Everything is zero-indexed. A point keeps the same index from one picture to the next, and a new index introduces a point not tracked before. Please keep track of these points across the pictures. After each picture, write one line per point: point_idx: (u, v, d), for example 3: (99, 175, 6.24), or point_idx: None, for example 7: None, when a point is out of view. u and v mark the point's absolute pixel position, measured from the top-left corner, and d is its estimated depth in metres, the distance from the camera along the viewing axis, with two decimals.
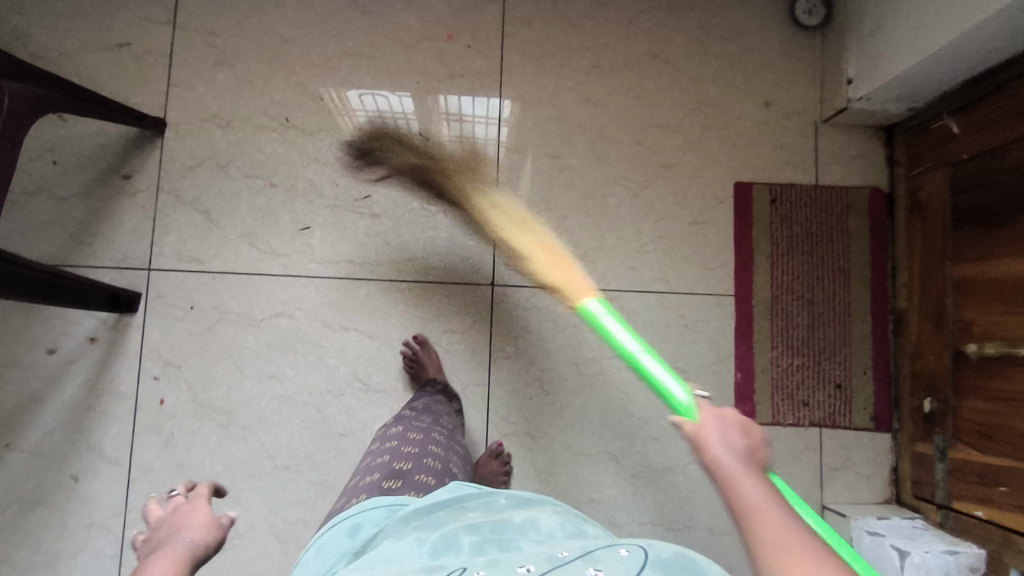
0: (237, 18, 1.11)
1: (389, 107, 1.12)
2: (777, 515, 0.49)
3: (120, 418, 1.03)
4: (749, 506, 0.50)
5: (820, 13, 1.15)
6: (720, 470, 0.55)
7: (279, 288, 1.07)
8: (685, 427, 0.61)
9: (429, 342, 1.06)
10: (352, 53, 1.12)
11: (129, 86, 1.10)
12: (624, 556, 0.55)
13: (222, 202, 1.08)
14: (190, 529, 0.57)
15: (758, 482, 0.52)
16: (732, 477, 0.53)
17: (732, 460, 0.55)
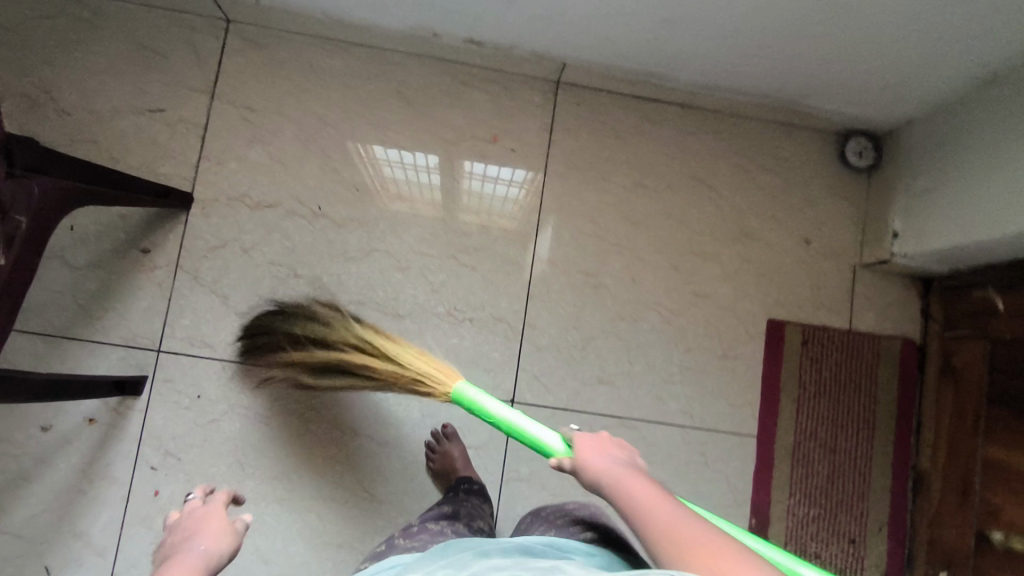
0: (277, 95, 1.07)
1: (410, 160, 1.08)
2: (659, 499, 0.63)
3: (111, 507, 0.98)
4: (636, 499, 0.63)
5: (870, 157, 1.13)
6: (604, 480, 0.68)
7: (292, 385, 1.02)
8: (557, 461, 0.73)
9: (455, 433, 1.02)
10: (393, 144, 1.08)
11: (157, 154, 1.05)
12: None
13: (242, 289, 1.03)
14: (203, 538, 0.67)
15: (642, 481, 0.66)
16: (622, 479, 0.66)
17: (611, 469, 0.68)
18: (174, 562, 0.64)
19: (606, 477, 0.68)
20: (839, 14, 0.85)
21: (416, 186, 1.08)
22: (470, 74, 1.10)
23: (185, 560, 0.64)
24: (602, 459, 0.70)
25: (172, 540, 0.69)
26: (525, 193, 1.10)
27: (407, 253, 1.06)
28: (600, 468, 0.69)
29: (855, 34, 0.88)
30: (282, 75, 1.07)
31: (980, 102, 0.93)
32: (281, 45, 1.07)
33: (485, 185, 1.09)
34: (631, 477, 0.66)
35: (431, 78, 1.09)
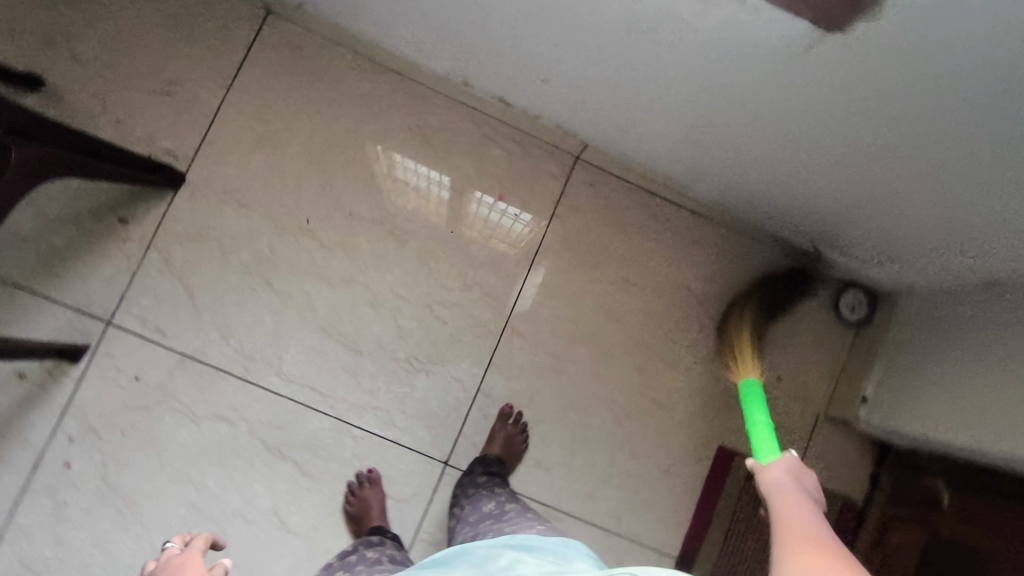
0: (296, 100, 1.05)
1: (426, 172, 1.07)
2: (807, 524, 0.50)
3: (18, 468, 0.96)
4: (786, 522, 0.51)
5: (862, 313, 1.12)
6: (776, 490, 0.56)
7: (232, 391, 1.01)
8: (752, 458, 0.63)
9: (378, 481, 1.00)
10: (399, 178, 1.06)
11: (160, 127, 1.02)
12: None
13: (210, 284, 1.02)
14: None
15: (813, 512, 0.52)
16: (794, 501, 0.54)
17: (791, 485, 0.56)
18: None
19: (777, 485, 0.56)
20: (864, 184, 0.83)
21: (422, 198, 1.06)
22: (493, 128, 1.08)
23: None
24: (792, 478, 0.57)
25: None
26: (525, 231, 1.08)
27: (382, 289, 1.05)
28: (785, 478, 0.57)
29: (874, 206, 0.87)
30: (307, 82, 1.05)
31: (973, 303, 0.91)
32: (315, 52, 1.05)
33: (487, 211, 1.08)
34: (809, 507, 0.53)
35: (453, 121, 1.07)
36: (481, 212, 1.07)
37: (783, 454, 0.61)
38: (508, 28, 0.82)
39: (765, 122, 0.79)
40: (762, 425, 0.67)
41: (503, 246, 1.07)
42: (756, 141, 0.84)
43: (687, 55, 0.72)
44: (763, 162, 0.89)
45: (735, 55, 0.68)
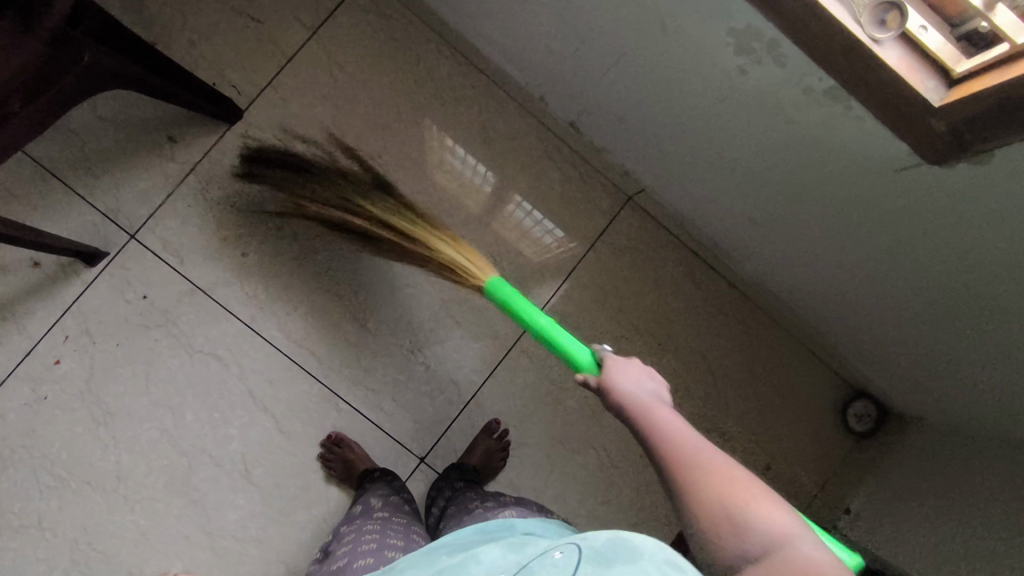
0: (372, 68, 1.04)
1: (467, 162, 1.05)
2: (683, 438, 0.58)
3: (8, 353, 0.96)
4: (666, 438, 0.59)
5: (869, 425, 1.09)
6: (625, 401, 0.64)
7: (234, 333, 1.00)
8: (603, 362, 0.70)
9: (355, 447, 0.99)
10: (446, 171, 1.05)
11: (232, 58, 1.02)
12: (559, 557, 0.49)
13: (239, 224, 1.01)
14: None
15: (674, 419, 0.61)
16: (646, 407, 0.63)
17: (636, 391, 0.65)
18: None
19: (627, 397, 0.64)
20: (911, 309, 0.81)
21: (461, 187, 1.05)
22: (555, 147, 1.06)
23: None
24: (630, 380, 0.66)
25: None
26: (554, 245, 1.07)
27: (404, 274, 1.04)
28: (626, 387, 0.65)
29: (912, 332, 0.85)
30: (387, 54, 1.04)
31: (983, 453, 0.88)
32: (403, 27, 1.04)
33: (520, 216, 1.06)
34: (659, 410, 0.62)
35: (518, 129, 1.06)
36: (519, 225, 1.06)
37: (602, 360, 0.72)
38: (597, 63, 0.79)
39: (829, 224, 0.77)
40: (549, 329, 0.77)
41: (532, 261, 1.06)
42: (816, 239, 0.82)
43: (773, 140, 0.70)
44: (812, 259, 0.87)
45: (825, 156, 0.66)
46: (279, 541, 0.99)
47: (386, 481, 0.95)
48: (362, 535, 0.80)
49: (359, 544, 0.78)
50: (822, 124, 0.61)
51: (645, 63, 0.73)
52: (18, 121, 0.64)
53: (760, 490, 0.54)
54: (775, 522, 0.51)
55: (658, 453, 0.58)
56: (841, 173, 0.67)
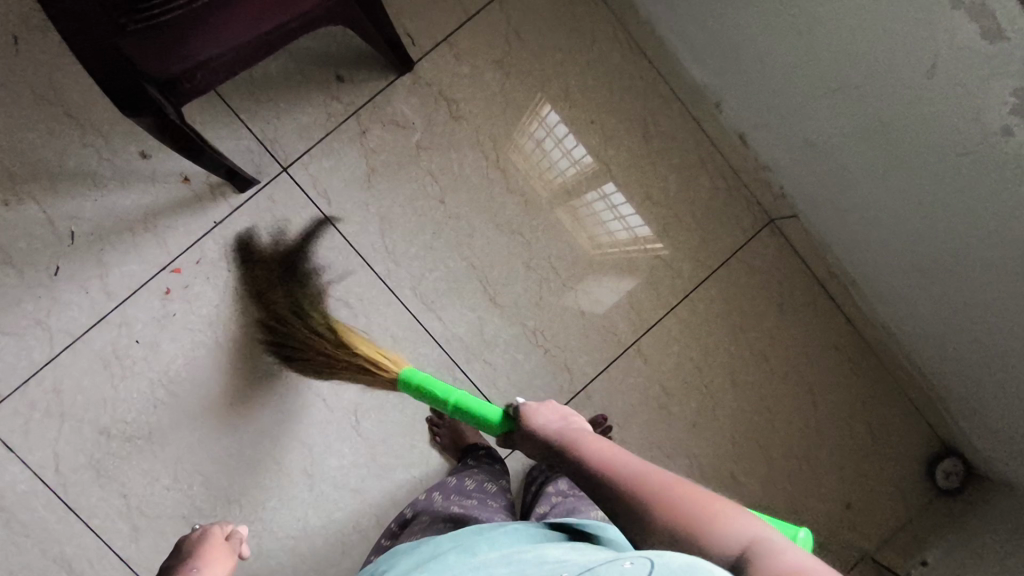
0: (548, 43, 1.03)
1: (565, 142, 1.04)
2: (610, 449, 0.63)
3: (145, 263, 0.96)
4: (592, 450, 0.63)
5: (955, 483, 1.09)
6: (550, 434, 0.67)
7: (367, 284, 1.00)
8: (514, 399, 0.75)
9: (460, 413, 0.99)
10: (554, 159, 1.04)
11: (413, 9, 1.00)
12: (630, 567, 0.45)
13: (390, 175, 1.00)
14: (203, 558, 0.76)
15: (586, 436, 0.66)
16: (581, 441, 0.65)
17: (570, 435, 0.66)
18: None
19: (560, 441, 0.66)
20: None
21: (556, 167, 1.04)
22: (710, 156, 1.06)
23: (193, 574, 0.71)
24: (554, 423, 0.69)
25: (178, 561, 0.76)
26: (625, 240, 1.05)
27: (541, 257, 1.04)
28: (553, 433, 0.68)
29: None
30: (564, 32, 1.03)
31: None
32: (586, 9, 1.03)
33: (601, 208, 1.05)
34: (598, 442, 0.64)
35: (678, 130, 1.05)
36: (634, 221, 1.06)
37: (516, 408, 0.73)
38: (817, 85, 0.79)
39: (1002, 295, 0.76)
40: (462, 396, 0.77)
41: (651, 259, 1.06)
42: (977, 302, 0.80)
43: (979, 201, 0.69)
44: (958, 316, 0.85)
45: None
46: (376, 495, 1.00)
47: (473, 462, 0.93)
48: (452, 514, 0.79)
49: (451, 518, 0.78)
50: None
51: (878, 96, 0.72)
52: (245, 54, 0.69)
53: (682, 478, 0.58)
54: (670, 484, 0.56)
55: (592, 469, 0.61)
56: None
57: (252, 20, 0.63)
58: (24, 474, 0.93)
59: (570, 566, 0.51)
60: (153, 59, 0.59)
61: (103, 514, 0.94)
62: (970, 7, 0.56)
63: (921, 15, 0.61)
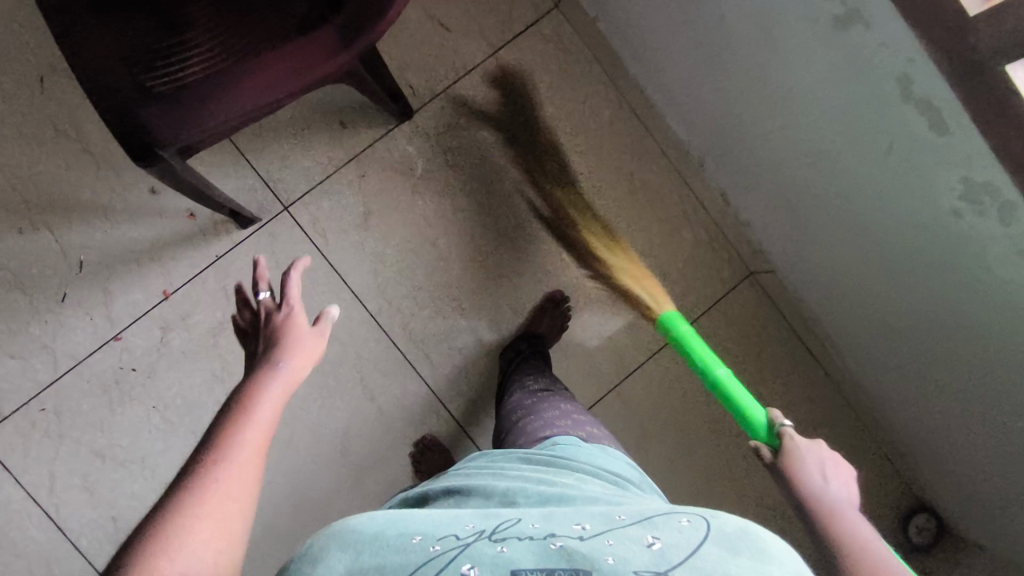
0: (541, 98, 1.08)
1: (560, 176, 1.08)
2: (879, 541, 0.49)
3: (148, 293, 1.00)
4: (857, 527, 0.50)
5: (927, 539, 1.09)
6: (806, 485, 0.56)
7: (358, 321, 1.04)
8: (790, 428, 0.64)
9: (440, 446, 1.02)
10: (549, 197, 1.08)
11: (414, 61, 1.06)
12: (687, 524, 0.46)
13: (386, 218, 1.05)
14: (290, 355, 0.58)
15: (854, 512, 0.52)
16: (838, 511, 0.52)
17: (829, 498, 0.54)
18: (242, 412, 0.51)
19: (817, 501, 0.54)
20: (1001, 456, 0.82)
21: (551, 200, 1.07)
22: (694, 209, 1.10)
23: (274, 389, 0.54)
24: (823, 484, 0.56)
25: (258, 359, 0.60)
26: (620, 275, 1.08)
27: (528, 300, 1.07)
28: (816, 491, 0.55)
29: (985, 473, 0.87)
30: (557, 88, 1.08)
31: None
32: (580, 66, 1.08)
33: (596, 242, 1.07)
34: (862, 525, 0.50)
35: (663, 184, 1.10)
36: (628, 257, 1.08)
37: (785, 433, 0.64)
38: (788, 155, 0.84)
39: (959, 364, 0.79)
40: (726, 380, 0.78)
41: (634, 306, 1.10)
42: (938, 366, 0.83)
43: (935, 276, 0.73)
44: (923, 378, 0.88)
45: (980, 304, 0.70)
46: None
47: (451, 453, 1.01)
48: None
49: None
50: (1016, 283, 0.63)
51: (840, 171, 0.77)
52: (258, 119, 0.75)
53: None
54: None
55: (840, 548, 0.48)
56: (1001, 328, 0.69)
57: (264, 89, 0.68)
58: (18, 492, 0.97)
59: (626, 509, 0.52)
60: (164, 124, 0.67)
61: (91, 535, 0.97)
62: (917, 102, 0.60)
63: (877, 106, 0.65)
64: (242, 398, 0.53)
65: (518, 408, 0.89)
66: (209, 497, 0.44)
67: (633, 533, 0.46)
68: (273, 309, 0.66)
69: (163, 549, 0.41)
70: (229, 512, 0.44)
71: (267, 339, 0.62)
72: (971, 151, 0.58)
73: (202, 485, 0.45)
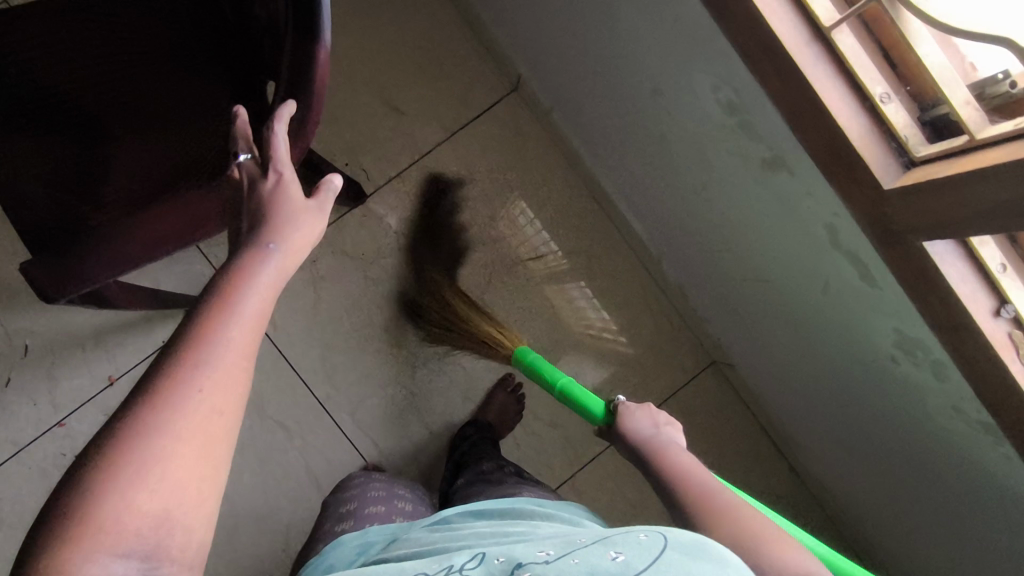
0: (498, 182, 1.07)
1: (537, 231, 1.07)
2: (704, 471, 0.54)
3: (93, 378, 0.99)
4: (683, 465, 0.55)
5: None
6: (637, 437, 0.61)
7: (305, 408, 1.02)
8: (618, 398, 0.68)
9: None
10: (528, 246, 1.06)
11: (369, 145, 1.05)
12: (641, 538, 0.40)
13: (337, 303, 1.04)
14: (279, 234, 0.45)
15: (676, 450, 0.58)
16: (668, 452, 0.58)
17: (659, 442, 0.59)
18: (211, 314, 0.39)
19: (648, 448, 0.59)
20: None
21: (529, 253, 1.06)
22: (655, 296, 1.08)
23: (256, 281, 0.42)
24: (653, 431, 0.61)
25: (241, 237, 0.46)
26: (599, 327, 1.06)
27: (480, 387, 1.05)
28: (649, 439, 0.60)
29: None
30: (514, 172, 1.07)
31: None
32: (537, 151, 1.08)
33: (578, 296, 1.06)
34: (686, 460, 0.56)
35: (621, 269, 1.07)
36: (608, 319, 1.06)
37: (617, 407, 0.67)
38: (732, 268, 0.81)
39: (914, 492, 0.75)
40: (567, 383, 0.76)
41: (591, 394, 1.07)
42: (891, 491, 0.79)
43: (877, 408, 0.70)
44: (877, 498, 0.84)
45: (927, 442, 0.66)
46: None
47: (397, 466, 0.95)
48: (370, 497, 0.71)
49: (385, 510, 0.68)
50: (956, 432, 0.60)
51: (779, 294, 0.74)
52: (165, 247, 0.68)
53: (768, 523, 0.48)
54: (756, 527, 0.47)
55: (673, 487, 0.54)
56: (947, 467, 0.66)
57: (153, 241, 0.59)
58: None
59: (586, 535, 0.45)
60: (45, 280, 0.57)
61: None
62: (846, 253, 0.57)
63: (807, 247, 0.63)
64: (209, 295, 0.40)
65: (478, 473, 0.84)
66: (173, 429, 0.34)
67: (595, 552, 0.40)
68: (257, 176, 0.49)
69: (132, 475, 0.32)
70: (202, 445, 0.35)
71: (249, 214, 0.47)
72: (901, 305, 0.55)
73: (158, 417, 0.34)
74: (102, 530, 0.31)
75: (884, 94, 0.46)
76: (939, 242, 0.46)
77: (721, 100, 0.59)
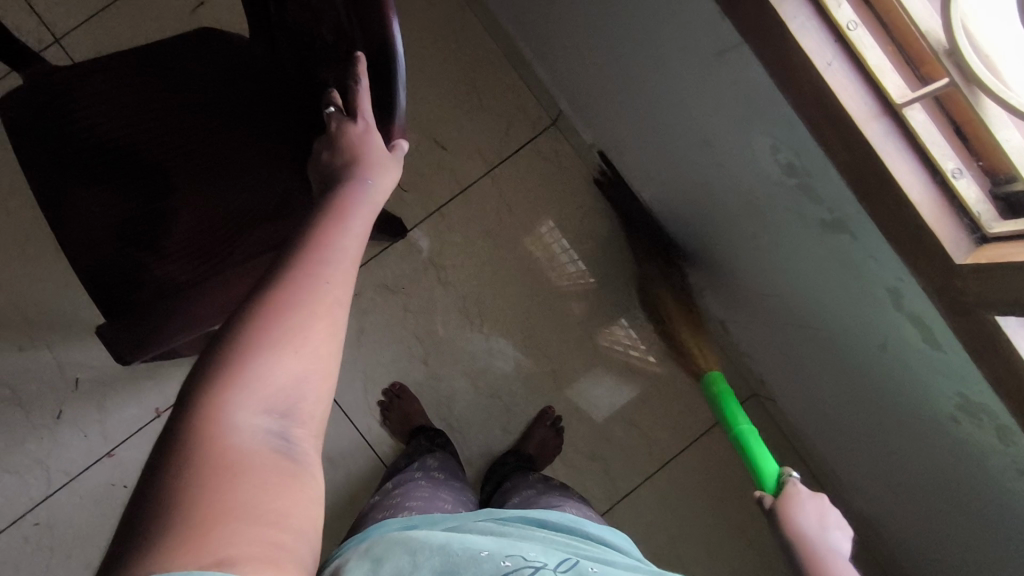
0: (537, 215, 1.07)
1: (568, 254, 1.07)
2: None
3: (143, 409, 1.02)
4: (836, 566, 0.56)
5: None
6: (796, 525, 0.62)
7: (346, 439, 1.03)
8: (789, 476, 0.70)
9: None
10: (561, 266, 1.07)
11: (412, 179, 1.07)
12: None
13: (378, 336, 1.05)
14: (368, 167, 0.49)
15: (837, 557, 0.58)
16: (829, 556, 0.58)
17: (819, 542, 0.60)
18: (328, 220, 0.45)
19: (806, 541, 0.60)
20: None
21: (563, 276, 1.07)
22: None
23: (356, 205, 0.48)
24: (818, 528, 0.62)
25: (330, 163, 0.51)
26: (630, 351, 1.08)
27: (519, 420, 1.05)
28: (811, 535, 0.61)
29: None
30: (554, 206, 1.08)
31: None
32: (576, 185, 1.08)
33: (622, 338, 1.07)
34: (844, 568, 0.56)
35: None
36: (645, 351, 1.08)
37: (786, 486, 0.69)
38: (778, 312, 0.81)
39: (967, 545, 0.73)
40: (748, 437, 0.77)
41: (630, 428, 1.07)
42: (941, 539, 0.78)
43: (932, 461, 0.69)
44: (928, 545, 0.83)
45: (985, 499, 0.65)
46: None
47: (443, 444, 0.95)
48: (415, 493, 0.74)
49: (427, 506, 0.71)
50: (1017, 494, 0.60)
51: (828, 343, 0.74)
52: None
53: None
54: None
55: None
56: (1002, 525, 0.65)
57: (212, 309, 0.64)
58: None
59: None
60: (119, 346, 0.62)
61: None
62: (907, 314, 0.57)
63: (863, 302, 0.62)
64: (331, 206, 0.47)
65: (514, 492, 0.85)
66: (307, 307, 0.40)
67: None
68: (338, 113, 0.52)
69: (272, 344, 0.39)
70: (335, 327, 0.41)
71: (333, 152, 0.51)
72: (965, 369, 0.54)
73: (295, 298, 0.40)
74: (249, 382, 0.38)
75: (956, 169, 0.46)
76: (1013, 318, 0.45)
77: (779, 159, 0.59)
